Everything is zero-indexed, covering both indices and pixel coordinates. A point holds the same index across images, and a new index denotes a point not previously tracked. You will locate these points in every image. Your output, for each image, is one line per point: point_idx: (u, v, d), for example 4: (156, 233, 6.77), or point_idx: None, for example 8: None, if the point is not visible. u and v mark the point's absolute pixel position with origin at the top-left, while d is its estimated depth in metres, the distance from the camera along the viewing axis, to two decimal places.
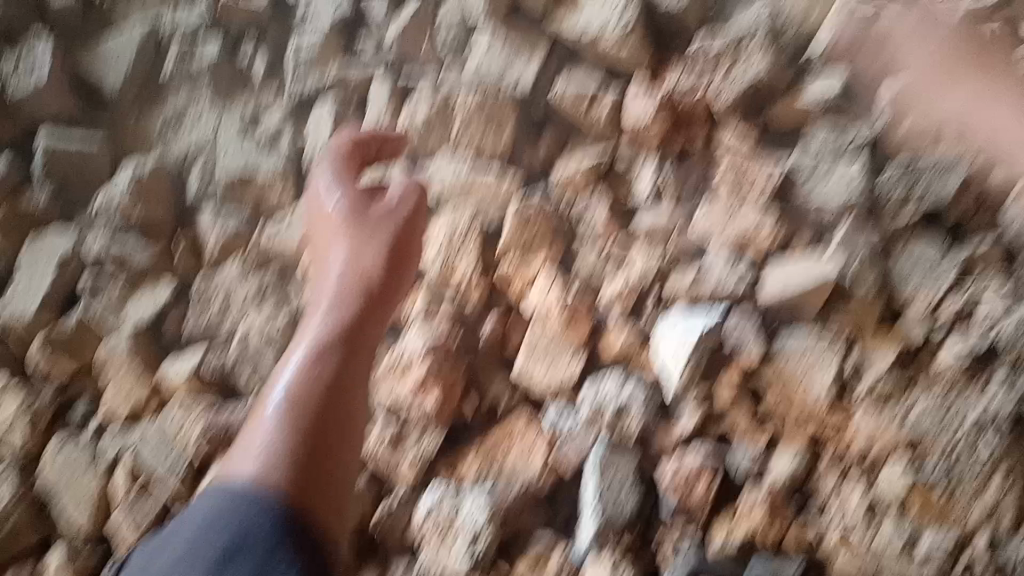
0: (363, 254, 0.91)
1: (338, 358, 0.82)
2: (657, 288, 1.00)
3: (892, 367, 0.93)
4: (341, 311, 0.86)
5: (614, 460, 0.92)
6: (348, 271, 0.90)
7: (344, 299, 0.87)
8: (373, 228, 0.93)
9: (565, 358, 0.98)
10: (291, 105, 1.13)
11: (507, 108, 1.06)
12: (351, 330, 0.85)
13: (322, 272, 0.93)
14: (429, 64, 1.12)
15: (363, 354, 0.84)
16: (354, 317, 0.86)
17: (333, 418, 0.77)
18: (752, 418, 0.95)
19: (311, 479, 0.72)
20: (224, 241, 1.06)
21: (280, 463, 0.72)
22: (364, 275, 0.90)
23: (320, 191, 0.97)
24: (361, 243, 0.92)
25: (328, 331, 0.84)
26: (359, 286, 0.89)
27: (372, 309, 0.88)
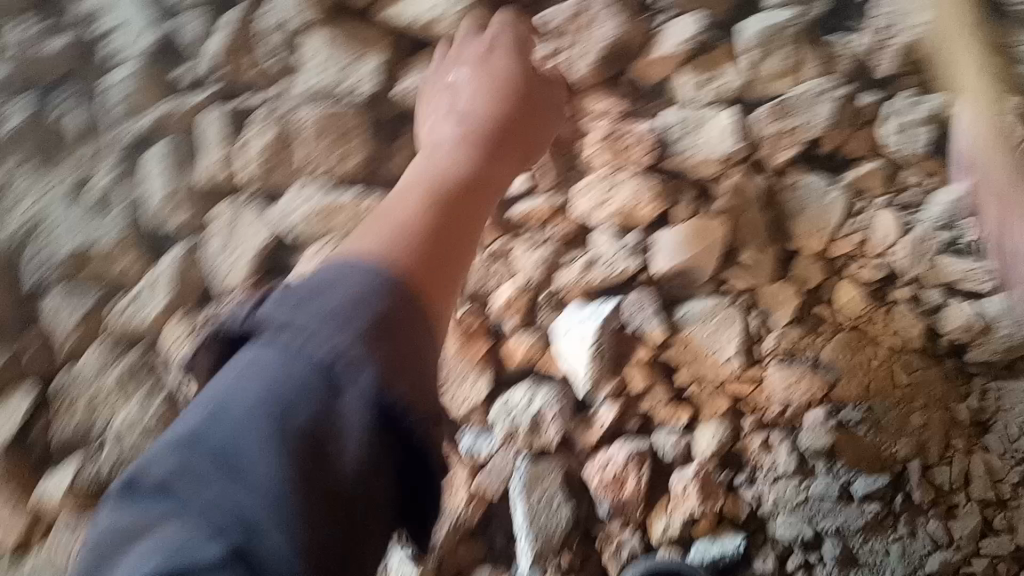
0: (407, 193, 0.82)
1: (424, 236, 0.76)
2: (548, 283, 0.91)
3: (795, 316, 0.90)
4: (410, 194, 0.81)
5: (538, 476, 0.90)
6: (425, 174, 0.85)
7: (418, 189, 0.82)
8: (511, 161, 0.90)
9: (469, 381, 0.92)
10: (116, 157, 0.97)
11: (354, 116, 0.94)
12: (441, 191, 0.82)
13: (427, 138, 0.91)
14: (256, 84, 0.97)
15: (457, 234, 0.80)
16: (444, 201, 0.81)
17: (429, 297, 0.71)
18: (671, 392, 0.92)
19: (408, 360, 0.65)
20: (77, 329, 0.95)
21: (382, 346, 0.63)
22: (426, 190, 0.82)
23: (465, 102, 0.92)
24: (414, 188, 0.82)
25: (411, 196, 0.81)
26: (430, 186, 0.82)
27: (453, 215, 0.81)
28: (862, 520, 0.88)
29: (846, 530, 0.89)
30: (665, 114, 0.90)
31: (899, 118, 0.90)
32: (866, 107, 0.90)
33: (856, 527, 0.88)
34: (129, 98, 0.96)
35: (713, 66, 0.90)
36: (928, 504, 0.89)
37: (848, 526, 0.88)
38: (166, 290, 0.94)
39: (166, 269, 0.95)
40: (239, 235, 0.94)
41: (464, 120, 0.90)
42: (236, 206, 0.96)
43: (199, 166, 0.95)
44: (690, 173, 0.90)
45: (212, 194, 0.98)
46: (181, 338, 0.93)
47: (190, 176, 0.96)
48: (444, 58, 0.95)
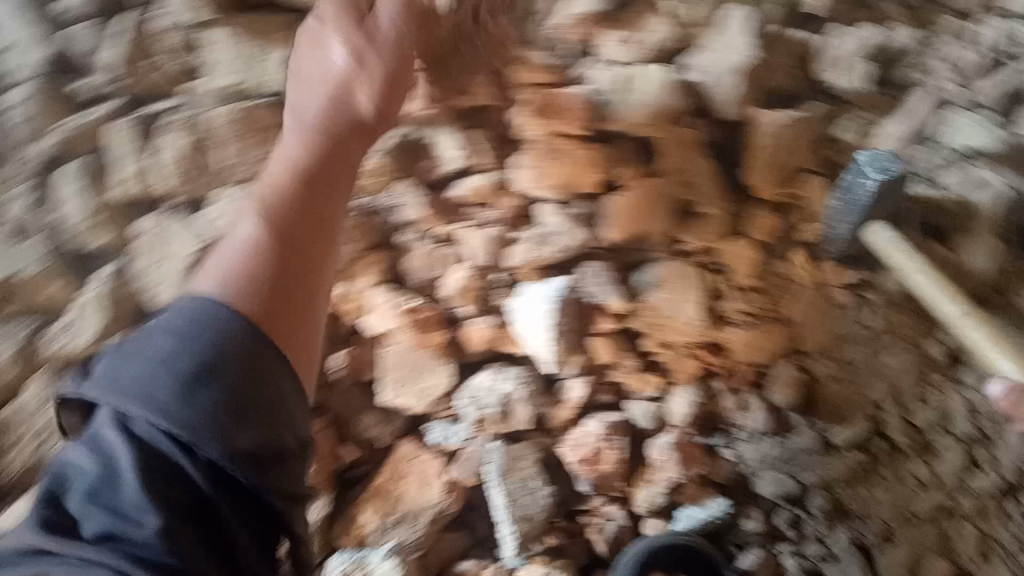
0: (342, 96, 0.73)
1: (275, 240, 0.65)
2: (499, 263, 0.87)
3: (760, 268, 0.86)
4: (311, 150, 0.71)
5: (516, 459, 0.87)
6: (309, 145, 0.71)
7: (318, 139, 0.71)
8: (357, 139, 0.74)
9: (428, 372, 0.88)
10: (20, 185, 0.89)
11: (272, 111, 0.91)
12: (333, 146, 0.72)
13: (291, 91, 0.75)
14: (161, 88, 0.91)
15: (331, 201, 0.70)
16: (327, 161, 0.71)
17: (289, 305, 0.63)
18: (639, 360, 0.88)
19: (279, 298, 0.62)
20: (11, 362, 0.89)
21: (248, 278, 0.62)
22: (316, 164, 0.71)
23: (298, 107, 0.74)
24: (344, 75, 0.72)
25: (301, 158, 0.71)
26: (319, 146, 0.72)
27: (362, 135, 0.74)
28: (846, 468, 0.86)
29: (830, 480, 0.87)
30: (594, 76, 0.83)
31: (839, 51, 0.86)
32: (808, 44, 0.86)
33: (839, 475, 0.86)
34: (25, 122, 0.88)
35: (642, 17, 0.85)
36: (911, 449, 0.86)
37: (831, 476, 0.86)
38: (101, 310, 0.90)
39: (98, 290, 0.90)
40: (171, 247, 0.91)
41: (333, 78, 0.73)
42: (162, 216, 0.92)
43: (114, 182, 0.90)
44: (632, 134, 0.84)
45: (136, 209, 0.93)
46: None
47: (106, 193, 0.90)
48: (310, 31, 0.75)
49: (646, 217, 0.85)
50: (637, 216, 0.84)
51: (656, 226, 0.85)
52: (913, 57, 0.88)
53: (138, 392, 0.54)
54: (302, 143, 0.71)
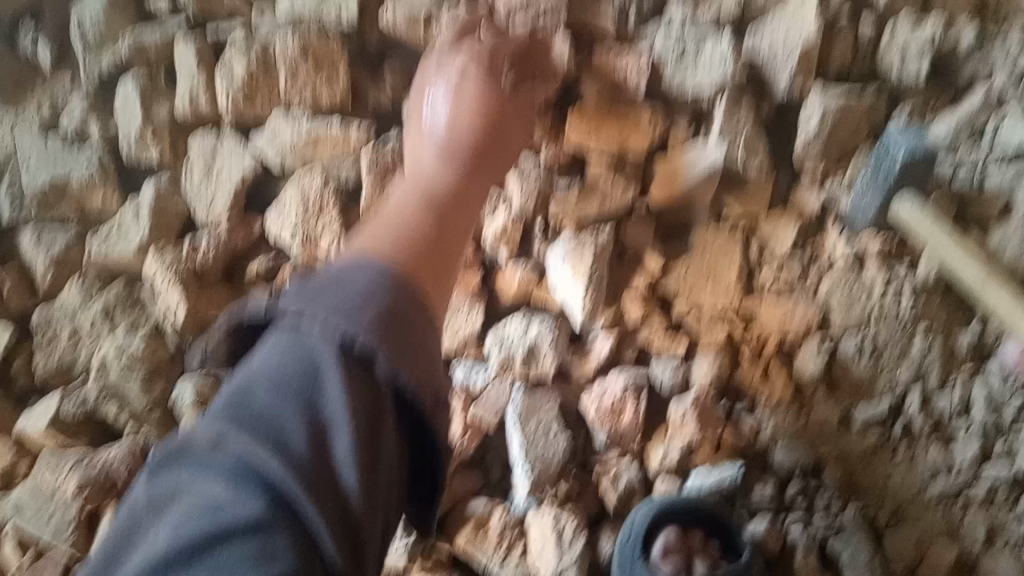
0: (463, 98, 0.78)
1: (417, 239, 0.70)
2: (540, 212, 0.88)
3: (797, 241, 0.88)
4: (451, 167, 0.77)
5: (535, 407, 0.88)
6: (457, 134, 0.77)
7: (454, 159, 0.77)
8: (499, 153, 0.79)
9: (464, 311, 0.91)
10: (87, 90, 0.94)
11: (333, 44, 0.87)
12: (458, 183, 0.77)
13: (420, 117, 0.81)
14: (236, 10, 0.92)
15: (468, 211, 0.77)
16: (469, 166, 0.77)
17: (409, 321, 0.60)
18: (668, 320, 0.91)
19: (404, 311, 0.60)
20: (55, 264, 0.93)
21: (381, 276, 0.62)
22: (435, 187, 0.76)
23: (432, 76, 0.81)
24: (468, 81, 0.78)
25: (449, 172, 0.77)
26: (462, 134, 0.77)
27: (490, 128, 0.78)
28: (864, 445, 0.89)
29: (847, 455, 0.89)
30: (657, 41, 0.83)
31: (897, 43, 0.86)
32: (864, 34, 0.86)
33: (857, 452, 0.89)
34: (95, 31, 0.91)
35: None
36: (928, 431, 0.88)
37: (849, 451, 0.89)
38: (148, 220, 0.91)
39: (146, 200, 0.91)
40: (221, 167, 0.92)
41: (464, 70, 0.78)
42: (218, 137, 0.93)
43: (177, 97, 0.92)
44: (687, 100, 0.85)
45: (192, 125, 0.95)
46: (161, 272, 0.89)
47: (168, 105, 0.93)
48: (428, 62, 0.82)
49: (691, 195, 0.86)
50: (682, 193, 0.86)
51: (702, 194, 0.86)
52: (975, 57, 0.86)
53: (339, 310, 0.58)
54: (427, 189, 0.76)
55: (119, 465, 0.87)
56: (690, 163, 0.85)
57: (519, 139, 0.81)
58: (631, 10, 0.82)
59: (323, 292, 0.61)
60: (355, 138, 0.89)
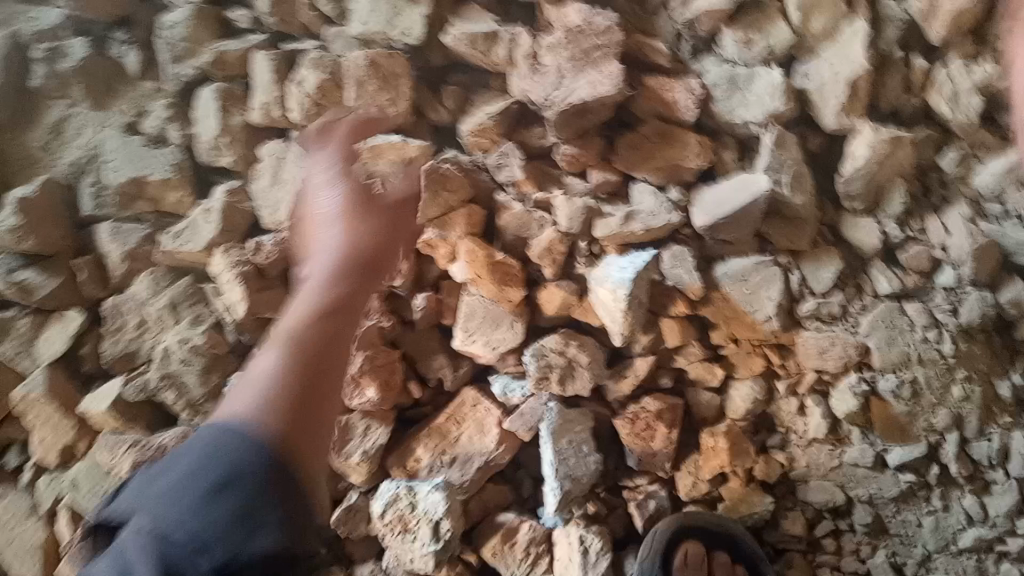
0: (364, 224, 0.73)
1: (300, 364, 0.57)
2: (586, 234, 0.90)
3: (837, 279, 0.87)
4: (341, 283, 0.67)
5: (569, 423, 0.90)
6: (346, 251, 0.70)
7: (336, 264, 0.69)
8: (367, 271, 0.70)
9: (504, 325, 0.92)
10: (171, 97, 1.02)
11: (399, 60, 0.94)
12: (350, 287, 0.67)
13: (314, 237, 0.75)
14: (310, 28, 1.00)
15: (357, 313, 0.66)
16: (360, 253, 0.70)
17: (314, 390, 0.57)
18: (706, 349, 0.91)
19: (303, 420, 0.54)
20: (127, 257, 0.99)
21: (269, 389, 0.55)
22: (364, 255, 0.70)
23: (319, 174, 0.77)
24: (360, 216, 0.73)
25: (332, 271, 0.68)
26: (359, 248, 0.71)
27: (393, 235, 0.75)
28: (896, 489, 0.88)
29: (878, 499, 0.89)
30: (709, 72, 0.89)
31: (949, 84, 0.85)
32: (916, 73, 0.86)
33: (889, 496, 0.88)
34: (182, 41, 0.98)
35: (764, 22, 0.87)
36: (963, 479, 0.87)
37: (880, 495, 0.88)
38: (217, 220, 0.95)
39: (216, 202, 0.97)
40: (286, 173, 0.96)
41: (341, 185, 0.75)
42: (286, 145, 0.98)
43: (251, 106, 0.98)
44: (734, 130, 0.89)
45: (263, 135, 1.01)
46: (226, 269, 0.93)
47: (243, 114, 0.99)
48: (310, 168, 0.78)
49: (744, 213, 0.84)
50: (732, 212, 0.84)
51: (744, 229, 0.86)
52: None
53: (244, 397, 0.55)
54: (326, 277, 0.67)
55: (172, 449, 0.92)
56: (745, 185, 0.85)
57: (369, 242, 0.72)
58: (684, 40, 0.90)
59: (164, 474, 0.51)
60: (413, 148, 0.91)
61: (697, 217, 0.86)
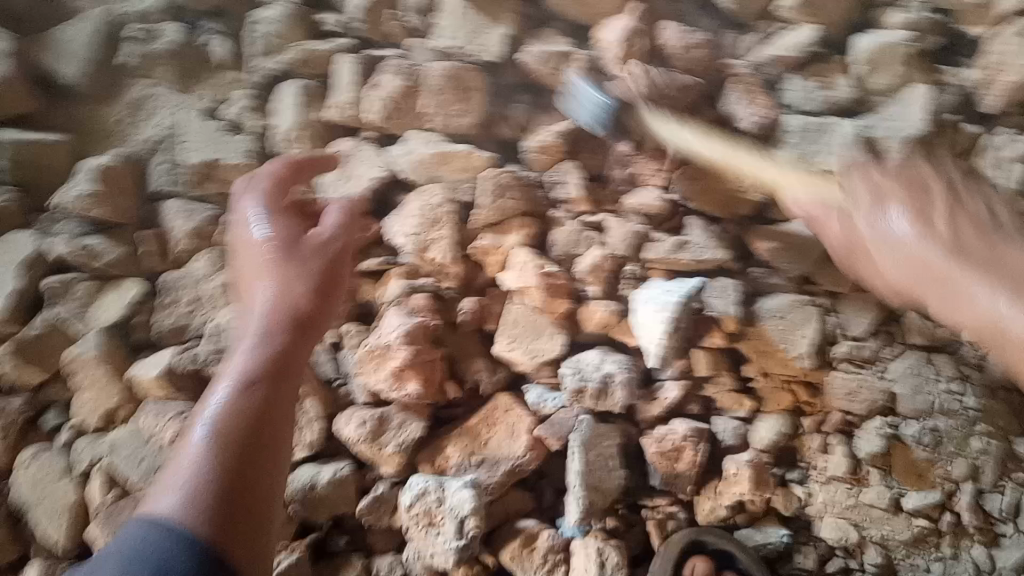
0: (290, 280, 0.80)
1: (235, 454, 0.65)
2: (634, 258, 0.95)
3: (874, 327, 0.93)
4: (272, 341, 0.76)
5: (599, 437, 0.92)
6: (277, 305, 0.78)
7: (272, 333, 0.77)
8: (309, 336, 0.79)
9: (546, 335, 0.95)
10: (252, 88, 1.09)
11: (476, 75, 1.00)
12: (277, 360, 0.75)
13: (245, 305, 0.81)
14: (391, 37, 1.06)
15: (291, 380, 0.75)
16: (276, 351, 0.75)
17: (246, 495, 0.63)
18: (736, 380, 0.95)
19: (240, 503, 0.62)
20: (190, 234, 1.04)
21: (202, 493, 0.61)
22: (294, 308, 0.79)
23: (257, 258, 0.82)
24: (291, 265, 0.81)
25: (257, 356, 0.74)
26: (285, 311, 0.78)
27: (329, 288, 0.83)
28: (908, 533, 0.89)
29: (891, 541, 0.90)
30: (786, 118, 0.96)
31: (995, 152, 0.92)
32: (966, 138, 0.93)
33: (902, 539, 0.90)
34: (274, 38, 1.06)
35: (826, 74, 0.97)
36: (975, 529, 0.89)
37: (894, 537, 0.90)
38: None
39: None
40: (355, 170, 1.01)
41: (281, 248, 0.82)
42: (357, 144, 1.04)
43: (330, 103, 1.03)
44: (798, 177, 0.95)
45: (336, 133, 1.06)
46: None
47: (319, 110, 1.04)
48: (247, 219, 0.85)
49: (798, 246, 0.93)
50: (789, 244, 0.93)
51: (796, 262, 0.94)
52: None
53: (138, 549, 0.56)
54: (245, 381, 0.72)
55: None
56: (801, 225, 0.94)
57: (319, 308, 0.81)
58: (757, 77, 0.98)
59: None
60: (479, 159, 0.99)
61: (755, 245, 0.95)
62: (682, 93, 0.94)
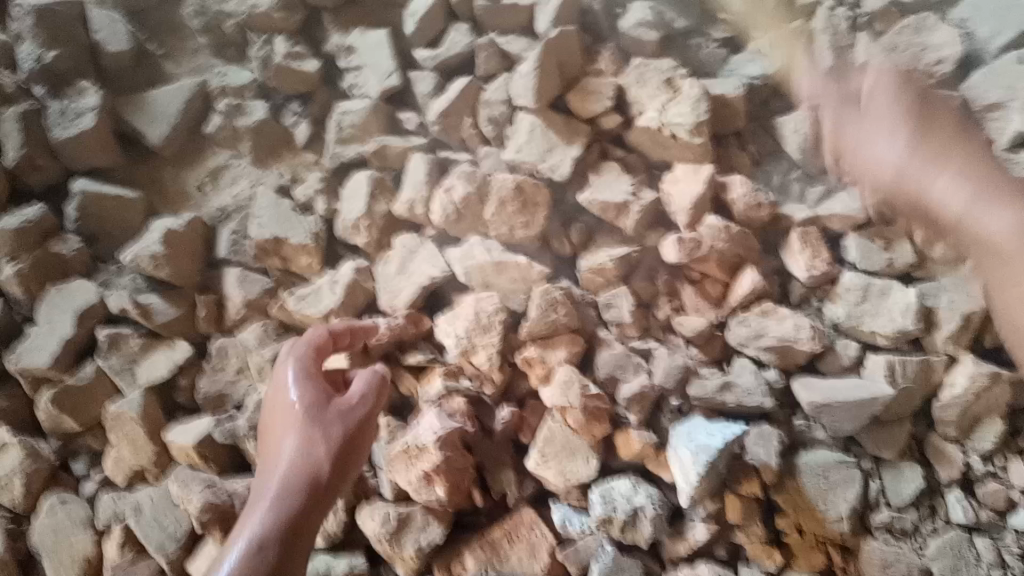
0: (313, 445, 0.87)
1: None
2: (679, 391, 0.94)
3: (917, 497, 0.89)
4: (284, 511, 0.85)
5: (621, 572, 0.90)
6: (295, 475, 0.86)
7: (285, 501, 0.85)
8: (320, 503, 0.87)
9: (580, 458, 0.94)
10: (326, 172, 1.13)
11: (544, 192, 1.02)
12: (287, 529, 0.84)
13: (269, 455, 0.89)
14: (468, 141, 1.11)
15: (301, 544, 0.85)
16: (291, 520, 0.85)
17: None
18: (767, 532, 0.91)
19: None
20: (246, 305, 1.06)
21: None
22: (311, 478, 0.86)
23: (285, 415, 0.89)
24: (319, 431, 0.87)
25: (270, 523, 0.84)
26: (303, 479, 0.86)
27: (347, 459, 0.89)
28: None
29: None
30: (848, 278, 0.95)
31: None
32: None
33: None
34: (351, 128, 1.11)
35: (891, 237, 0.96)
36: None
37: None
38: (341, 292, 1.03)
39: (344, 276, 1.04)
40: (414, 267, 1.04)
41: (307, 418, 0.88)
42: (420, 242, 1.07)
43: (398, 198, 1.07)
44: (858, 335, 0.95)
45: (400, 226, 1.09)
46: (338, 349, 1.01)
47: (387, 205, 1.08)
48: (280, 376, 0.91)
49: (862, 404, 0.88)
50: (848, 400, 0.88)
51: (848, 422, 0.90)
52: None
53: None
54: (256, 545, 0.82)
55: (239, 500, 0.95)
56: (868, 390, 0.89)
57: (329, 482, 0.87)
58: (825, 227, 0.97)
59: None
60: (535, 272, 1.00)
61: (802, 394, 0.91)
62: (745, 237, 0.97)
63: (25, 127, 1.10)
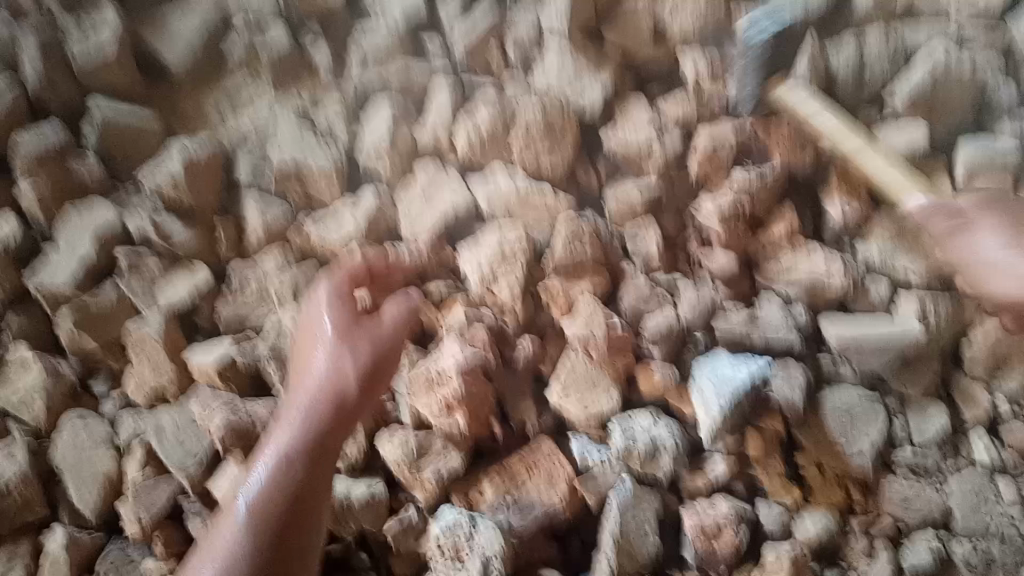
0: (340, 365, 0.85)
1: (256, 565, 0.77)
2: (703, 327, 0.94)
3: (940, 435, 0.89)
4: (312, 429, 0.84)
5: (638, 500, 0.90)
6: (322, 393, 0.85)
7: (314, 416, 0.84)
8: (346, 423, 0.86)
9: (601, 389, 0.94)
10: (345, 102, 1.09)
11: (569, 121, 1.01)
12: (314, 443, 0.84)
13: (297, 372, 0.88)
14: (491, 67, 1.07)
15: (328, 462, 0.85)
16: (317, 442, 0.84)
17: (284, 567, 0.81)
18: (786, 467, 0.92)
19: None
20: (265, 230, 1.05)
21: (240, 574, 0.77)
22: (337, 399, 0.85)
23: (315, 331, 0.88)
24: (347, 351, 0.86)
25: (298, 436, 0.83)
26: (328, 400, 0.85)
27: (376, 380, 0.87)
28: None
29: None
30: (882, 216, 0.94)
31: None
32: None
33: None
34: (373, 50, 1.07)
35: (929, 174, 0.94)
36: None
37: None
38: (360, 218, 1.02)
39: (366, 201, 1.03)
40: (436, 194, 1.02)
41: (338, 342, 0.86)
42: (442, 167, 1.04)
43: (422, 125, 1.05)
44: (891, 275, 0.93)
45: (423, 153, 1.07)
46: None
47: (410, 130, 1.06)
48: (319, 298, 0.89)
49: (890, 342, 0.87)
50: (880, 335, 0.87)
51: (875, 359, 0.89)
52: None
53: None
54: (285, 457, 0.83)
55: (261, 422, 0.96)
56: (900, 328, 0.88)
57: (358, 401, 0.86)
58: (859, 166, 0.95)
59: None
60: (562, 205, 0.99)
61: (832, 328, 0.90)
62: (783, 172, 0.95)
63: (42, 46, 1.06)
